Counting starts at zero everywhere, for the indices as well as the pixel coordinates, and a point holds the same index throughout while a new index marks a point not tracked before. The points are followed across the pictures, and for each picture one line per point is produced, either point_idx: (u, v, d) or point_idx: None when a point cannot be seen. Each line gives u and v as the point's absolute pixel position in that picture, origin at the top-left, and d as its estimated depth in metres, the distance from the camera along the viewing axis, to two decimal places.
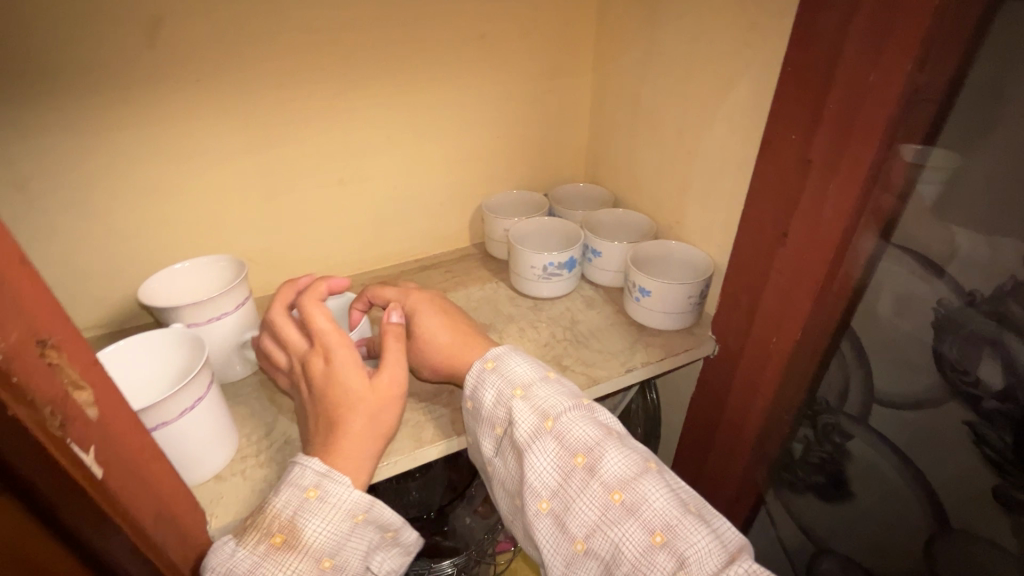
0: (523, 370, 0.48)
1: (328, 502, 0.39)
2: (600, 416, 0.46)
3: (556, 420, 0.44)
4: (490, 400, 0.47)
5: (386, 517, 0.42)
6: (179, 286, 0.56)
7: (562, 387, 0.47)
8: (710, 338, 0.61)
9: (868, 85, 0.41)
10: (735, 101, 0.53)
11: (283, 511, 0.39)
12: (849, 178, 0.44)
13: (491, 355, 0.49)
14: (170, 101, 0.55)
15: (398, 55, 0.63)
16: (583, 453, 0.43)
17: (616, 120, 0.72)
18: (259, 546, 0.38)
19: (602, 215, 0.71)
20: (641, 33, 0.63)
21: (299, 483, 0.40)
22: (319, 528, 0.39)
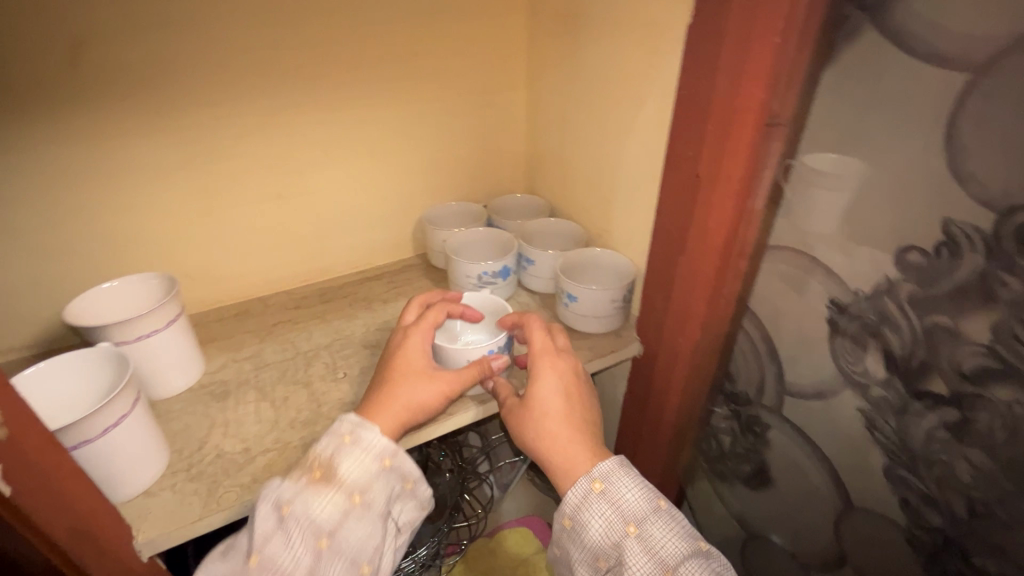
0: (635, 499, 0.45)
1: (360, 446, 0.46)
2: (714, 562, 0.44)
3: (676, 572, 0.42)
4: (599, 532, 0.45)
5: (409, 471, 0.47)
6: (108, 304, 0.56)
7: (676, 523, 0.45)
8: (635, 339, 0.65)
9: (735, 109, 0.46)
10: (645, 119, 0.57)
11: (322, 453, 0.45)
12: (726, 190, 0.49)
13: (598, 474, 0.46)
14: (96, 121, 0.56)
15: (331, 74, 0.64)
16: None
17: (549, 134, 0.75)
18: (301, 479, 0.44)
19: (536, 225, 0.74)
20: (565, 54, 0.67)
21: (338, 430, 0.46)
22: (351, 466, 0.45)
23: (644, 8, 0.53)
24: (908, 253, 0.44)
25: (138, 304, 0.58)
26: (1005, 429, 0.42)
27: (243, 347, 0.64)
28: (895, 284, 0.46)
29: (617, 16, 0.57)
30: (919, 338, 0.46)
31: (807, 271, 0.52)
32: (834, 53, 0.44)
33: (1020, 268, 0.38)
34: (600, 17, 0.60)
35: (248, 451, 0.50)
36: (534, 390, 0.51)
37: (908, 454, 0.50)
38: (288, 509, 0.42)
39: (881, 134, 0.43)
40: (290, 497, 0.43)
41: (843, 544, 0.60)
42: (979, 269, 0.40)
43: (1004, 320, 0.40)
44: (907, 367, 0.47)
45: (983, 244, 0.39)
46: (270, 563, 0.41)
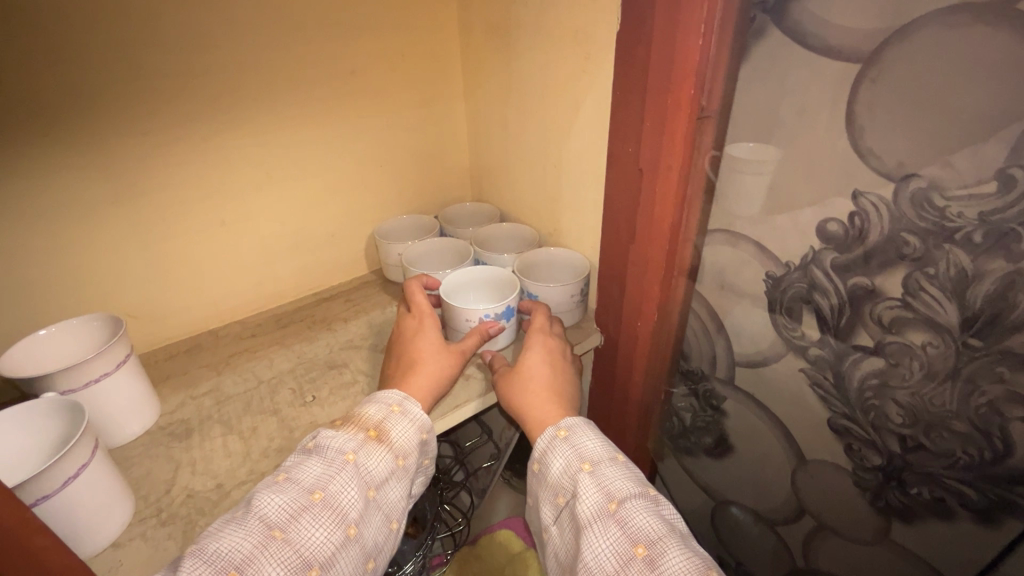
0: (594, 446, 0.49)
1: (408, 417, 0.50)
2: (664, 511, 0.46)
3: (620, 505, 0.45)
4: (559, 468, 0.49)
5: (432, 446, 0.52)
6: (46, 353, 0.52)
7: (629, 471, 0.48)
8: (595, 330, 0.68)
9: (668, 107, 0.50)
10: (583, 120, 0.61)
11: (374, 417, 0.49)
12: (667, 182, 0.53)
13: (564, 424, 0.51)
14: (13, 157, 0.52)
15: (269, 96, 0.64)
16: (644, 545, 0.42)
17: (492, 142, 0.78)
18: (358, 435, 0.47)
19: (489, 231, 0.76)
20: (500, 64, 0.70)
21: (387, 400, 0.50)
22: (401, 433, 0.49)
23: (572, 17, 0.57)
24: (827, 225, 0.49)
25: (80, 350, 0.55)
26: (922, 369, 0.49)
27: (199, 383, 0.61)
28: (819, 253, 0.51)
29: (548, 25, 0.60)
30: (845, 298, 0.51)
31: (742, 249, 0.57)
32: (746, 51, 0.49)
33: (918, 228, 0.44)
34: (530, 27, 0.63)
35: (221, 487, 0.48)
36: (523, 361, 0.57)
37: (846, 402, 0.56)
38: (352, 458, 0.45)
39: (794, 121, 0.48)
40: (348, 449, 0.46)
41: (800, 496, 0.65)
42: (885, 232, 0.46)
43: (911, 275, 0.46)
44: (837, 325, 0.53)
45: (886, 212, 0.45)
46: (331, 501, 0.43)
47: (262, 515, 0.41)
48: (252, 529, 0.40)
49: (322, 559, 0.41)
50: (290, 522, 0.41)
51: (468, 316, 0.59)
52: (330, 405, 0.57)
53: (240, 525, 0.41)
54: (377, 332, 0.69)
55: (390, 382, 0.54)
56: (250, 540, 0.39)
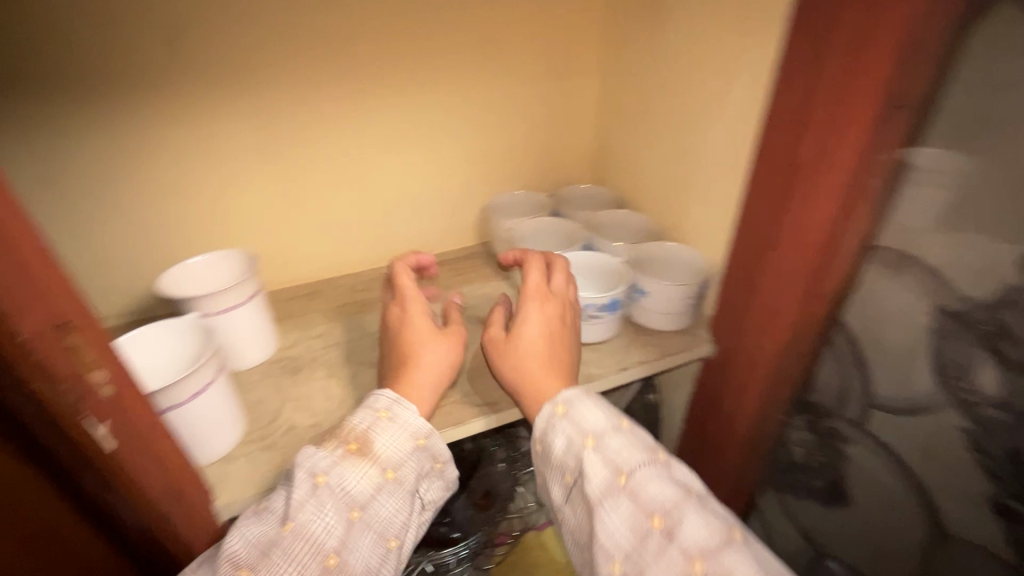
0: (595, 417, 0.43)
1: (395, 423, 0.43)
2: (679, 472, 0.40)
3: (630, 476, 0.39)
4: (560, 447, 0.43)
5: (440, 452, 0.45)
6: (195, 277, 0.59)
7: (637, 438, 0.42)
8: (707, 339, 0.62)
9: (849, 92, 0.42)
10: (735, 103, 0.54)
11: (355, 428, 0.43)
12: (830, 182, 0.45)
13: (559, 398, 0.45)
14: (188, 100, 0.58)
15: (408, 58, 0.65)
16: (660, 515, 0.37)
17: (621, 122, 0.73)
18: (337, 451, 0.41)
19: (604, 216, 0.72)
20: (644, 38, 0.64)
21: (373, 405, 0.44)
22: (388, 442, 0.42)
23: None
24: None
25: (221, 280, 0.61)
26: None
27: (313, 326, 0.66)
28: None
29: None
30: None
31: (909, 275, 0.46)
32: None
33: None
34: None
35: (318, 426, 0.51)
36: (519, 327, 0.50)
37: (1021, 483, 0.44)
38: (323, 480, 0.39)
39: None
40: (323, 468, 0.40)
41: None
42: None
43: None
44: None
45: None
46: (303, 530, 0.38)
47: (231, 555, 0.37)
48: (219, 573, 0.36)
49: None
50: (260, 561, 0.37)
51: None
52: None
53: (212, 562, 0.38)
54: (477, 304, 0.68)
55: None
56: None
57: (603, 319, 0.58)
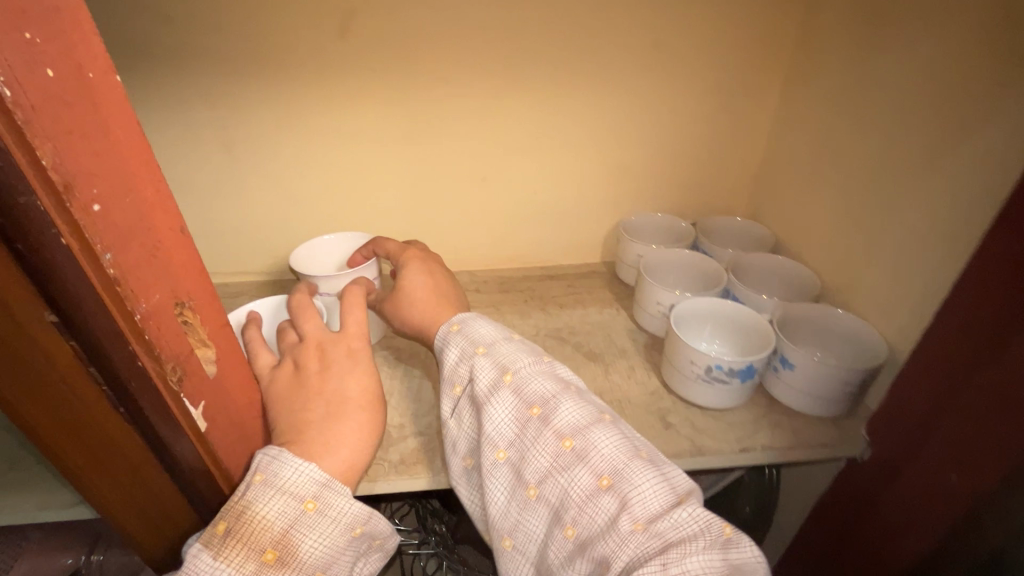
0: (487, 331, 0.45)
1: (325, 519, 0.35)
2: (560, 372, 0.43)
3: (514, 373, 0.41)
4: (453, 358, 0.44)
5: (377, 528, 0.38)
6: (322, 251, 0.62)
7: (524, 346, 0.44)
8: (862, 438, 0.49)
9: None
10: (976, 157, 0.41)
11: (273, 529, 0.33)
12: None
13: (457, 319, 0.47)
14: (349, 85, 0.59)
15: (567, 60, 0.60)
16: (539, 404, 0.39)
17: (799, 154, 0.61)
18: (246, 564, 0.33)
19: (754, 260, 0.62)
20: (855, 57, 0.52)
21: (295, 492, 0.34)
22: (317, 543, 0.35)
23: None
24: None
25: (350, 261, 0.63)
26: None
27: None
28: None
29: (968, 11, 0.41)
30: None
31: None
32: None
33: None
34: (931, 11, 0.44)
35: (402, 429, 0.50)
36: (400, 278, 0.51)
37: None
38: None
39: None
40: None
41: None
42: None
43: None
44: None
45: None
46: None
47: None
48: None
49: None
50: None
51: (692, 355, 0.49)
52: None
53: None
54: (588, 330, 0.63)
55: None
56: None
57: (729, 386, 0.49)
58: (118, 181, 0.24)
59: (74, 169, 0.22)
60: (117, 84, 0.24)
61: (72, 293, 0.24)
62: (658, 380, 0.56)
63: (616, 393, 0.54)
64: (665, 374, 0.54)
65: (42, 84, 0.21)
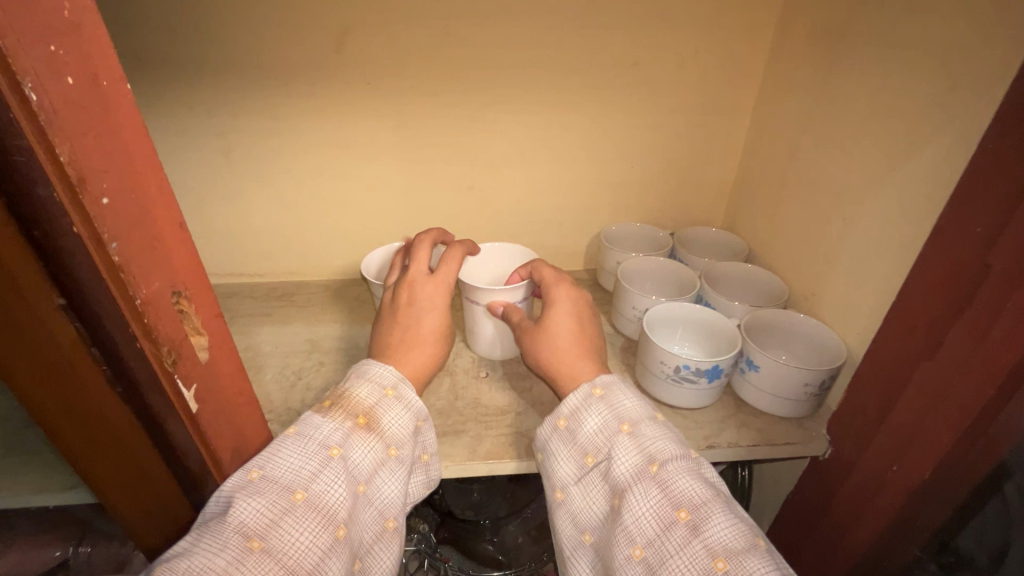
0: (633, 406, 0.44)
1: (403, 402, 0.42)
2: (707, 473, 0.40)
3: (661, 466, 0.39)
4: (593, 427, 0.43)
5: (428, 437, 0.44)
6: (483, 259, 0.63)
7: (671, 433, 0.42)
8: (823, 437, 0.51)
9: None
10: (917, 172, 0.44)
11: (364, 400, 0.41)
12: None
13: (599, 381, 0.46)
14: (341, 96, 0.62)
15: (549, 77, 0.63)
16: (687, 508, 0.37)
17: (769, 169, 0.65)
18: (345, 422, 0.39)
19: (727, 268, 0.65)
20: (816, 78, 0.56)
21: (379, 380, 0.42)
22: (394, 421, 0.41)
23: (959, 31, 0.40)
24: None
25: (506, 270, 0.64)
26: None
27: None
28: None
29: (910, 37, 0.45)
30: None
31: None
32: None
33: None
34: (880, 37, 0.48)
35: None
36: (546, 317, 0.51)
37: None
38: (339, 452, 0.37)
39: None
40: (335, 440, 0.38)
41: None
42: None
43: None
44: None
45: None
46: (316, 502, 0.35)
47: (239, 524, 0.33)
48: (225, 542, 0.32)
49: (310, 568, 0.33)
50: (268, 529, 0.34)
51: (663, 356, 0.52)
52: (498, 391, 0.57)
53: (204, 531, 0.33)
54: None
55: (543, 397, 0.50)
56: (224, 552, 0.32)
57: (698, 385, 0.52)
58: (125, 178, 0.27)
59: (85, 167, 0.25)
60: (126, 91, 0.27)
61: (79, 275, 0.27)
62: (632, 381, 0.58)
63: None
64: (639, 375, 0.56)
65: (62, 91, 0.23)
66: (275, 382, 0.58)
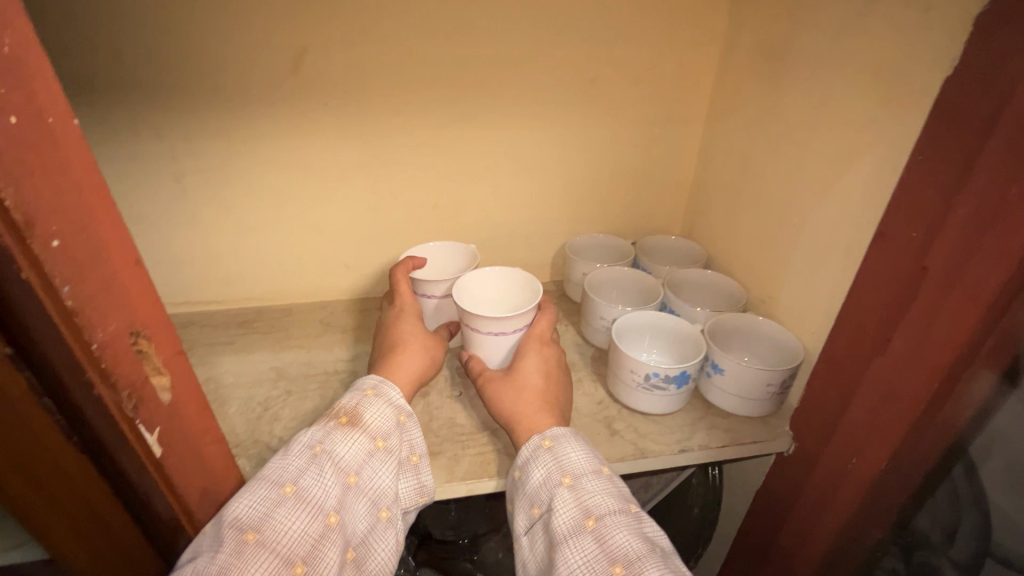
0: (578, 458, 0.45)
1: (384, 400, 0.46)
2: (647, 527, 0.41)
3: (598, 520, 0.41)
4: (537, 479, 0.44)
5: (416, 438, 0.47)
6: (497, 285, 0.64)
7: (614, 486, 0.43)
8: (787, 433, 0.53)
9: (1008, 200, 0.33)
10: (857, 180, 0.47)
11: (346, 403, 0.45)
12: (969, 299, 0.36)
13: (549, 433, 0.47)
14: (299, 118, 0.61)
15: (510, 94, 0.64)
16: (622, 563, 0.38)
17: (722, 179, 0.68)
18: (328, 424, 0.43)
19: (688, 274, 0.67)
20: (762, 93, 0.59)
21: (359, 386, 0.47)
22: (376, 414, 0.45)
23: (888, 49, 0.44)
24: None
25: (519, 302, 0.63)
26: None
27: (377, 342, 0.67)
28: None
29: (845, 55, 0.48)
30: None
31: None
32: None
33: None
34: (817, 55, 0.51)
35: None
36: (516, 368, 0.54)
37: None
38: (322, 448, 0.41)
39: None
40: (319, 439, 0.41)
41: None
42: None
43: None
44: None
45: None
46: (304, 494, 0.38)
47: (233, 520, 0.36)
48: (223, 538, 0.35)
49: (306, 554, 0.36)
50: (262, 523, 0.37)
51: (633, 366, 0.53)
52: (473, 409, 0.57)
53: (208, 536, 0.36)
54: None
55: (519, 412, 0.50)
56: (219, 545, 0.35)
57: (668, 392, 0.53)
58: (76, 217, 0.26)
59: (34, 209, 0.23)
60: (75, 127, 0.25)
61: (28, 323, 0.26)
62: (604, 390, 0.59)
63: None
64: (611, 384, 0.57)
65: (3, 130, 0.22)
66: (240, 414, 0.56)
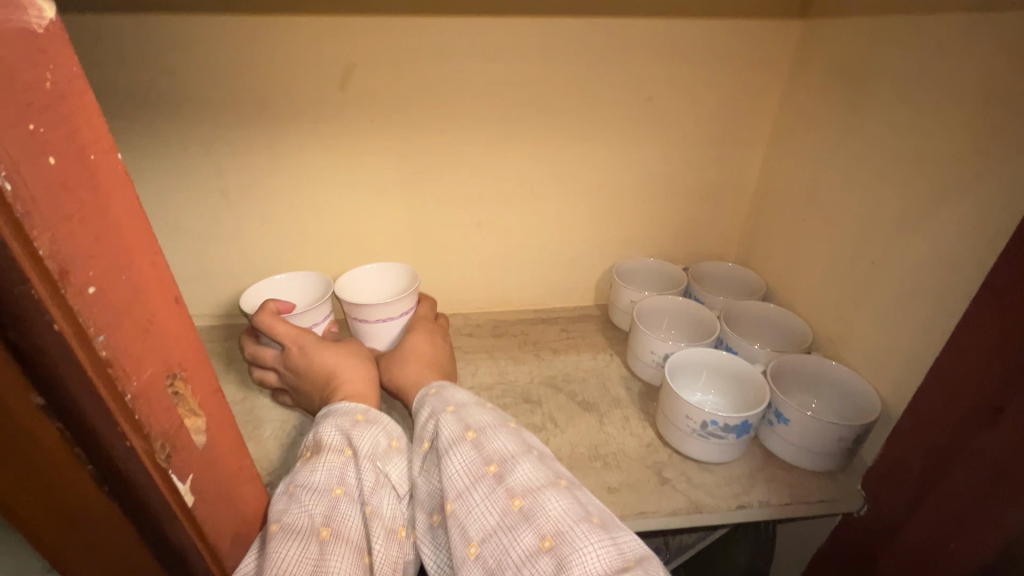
0: (462, 396, 0.44)
1: (338, 411, 0.43)
2: (527, 439, 0.41)
3: (477, 431, 0.40)
4: (424, 417, 0.43)
5: (388, 425, 0.44)
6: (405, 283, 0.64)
7: (494, 412, 0.43)
8: (860, 495, 0.48)
9: None
10: (957, 219, 0.42)
11: (310, 439, 0.42)
12: None
13: (436, 385, 0.47)
14: (344, 133, 0.60)
15: (560, 111, 0.61)
16: (496, 462, 0.37)
17: (786, 204, 0.63)
18: (296, 464, 0.40)
19: (745, 308, 0.62)
20: (838, 115, 0.54)
21: (317, 419, 0.44)
22: (333, 427, 0.42)
23: (1004, 75, 0.38)
24: None
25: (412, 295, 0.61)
26: None
27: None
28: None
29: (946, 77, 0.43)
30: None
31: None
32: None
33: None
34: (908, 77, 0.46)
35: None
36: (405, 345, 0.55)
37: None
38: (293, 484, 0.38)
39: None
40: (290, 477, 0.39)
41: None
42: None
43: None
44: None
45: None
46: (290, 524, 0.35)
47: None
48: None
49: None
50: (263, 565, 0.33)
51: (688, 411, 0.49)
52: None
53: None
54: (583, 377, 0.63)
55: None
56: None
57: (725, 441, 0.49)
58: (115, 260, 0.24)
59: (72, 256, 0.22)
60: (119, 164, 0.24)
61: (60, 374, 0.24)
62: (653, 431, 0.55)
63: (610, 446, 0.53)
64: (662, 426, 0.53)
65: (43, 174, 0.21)
66: (275, 438, 0.55)
